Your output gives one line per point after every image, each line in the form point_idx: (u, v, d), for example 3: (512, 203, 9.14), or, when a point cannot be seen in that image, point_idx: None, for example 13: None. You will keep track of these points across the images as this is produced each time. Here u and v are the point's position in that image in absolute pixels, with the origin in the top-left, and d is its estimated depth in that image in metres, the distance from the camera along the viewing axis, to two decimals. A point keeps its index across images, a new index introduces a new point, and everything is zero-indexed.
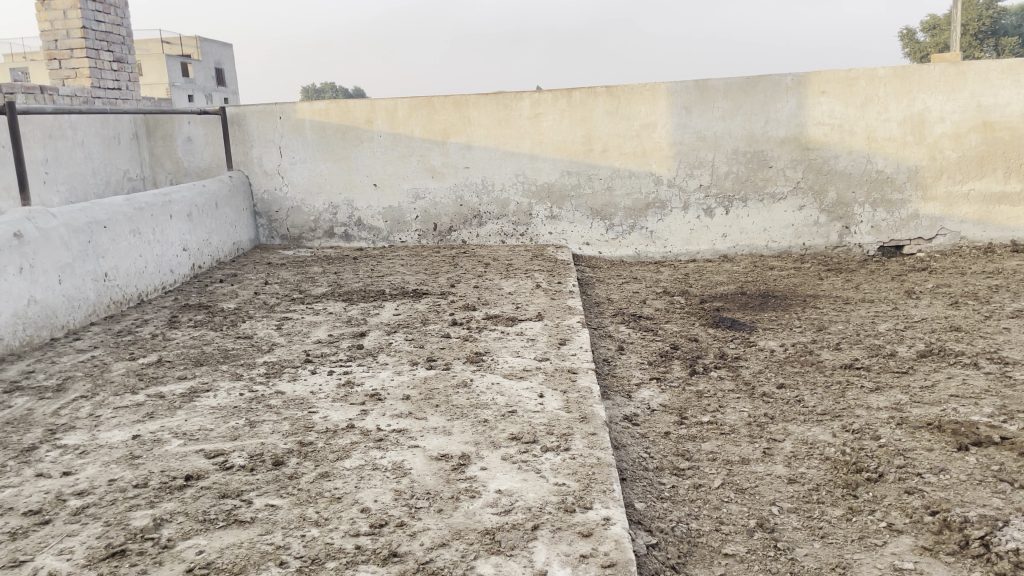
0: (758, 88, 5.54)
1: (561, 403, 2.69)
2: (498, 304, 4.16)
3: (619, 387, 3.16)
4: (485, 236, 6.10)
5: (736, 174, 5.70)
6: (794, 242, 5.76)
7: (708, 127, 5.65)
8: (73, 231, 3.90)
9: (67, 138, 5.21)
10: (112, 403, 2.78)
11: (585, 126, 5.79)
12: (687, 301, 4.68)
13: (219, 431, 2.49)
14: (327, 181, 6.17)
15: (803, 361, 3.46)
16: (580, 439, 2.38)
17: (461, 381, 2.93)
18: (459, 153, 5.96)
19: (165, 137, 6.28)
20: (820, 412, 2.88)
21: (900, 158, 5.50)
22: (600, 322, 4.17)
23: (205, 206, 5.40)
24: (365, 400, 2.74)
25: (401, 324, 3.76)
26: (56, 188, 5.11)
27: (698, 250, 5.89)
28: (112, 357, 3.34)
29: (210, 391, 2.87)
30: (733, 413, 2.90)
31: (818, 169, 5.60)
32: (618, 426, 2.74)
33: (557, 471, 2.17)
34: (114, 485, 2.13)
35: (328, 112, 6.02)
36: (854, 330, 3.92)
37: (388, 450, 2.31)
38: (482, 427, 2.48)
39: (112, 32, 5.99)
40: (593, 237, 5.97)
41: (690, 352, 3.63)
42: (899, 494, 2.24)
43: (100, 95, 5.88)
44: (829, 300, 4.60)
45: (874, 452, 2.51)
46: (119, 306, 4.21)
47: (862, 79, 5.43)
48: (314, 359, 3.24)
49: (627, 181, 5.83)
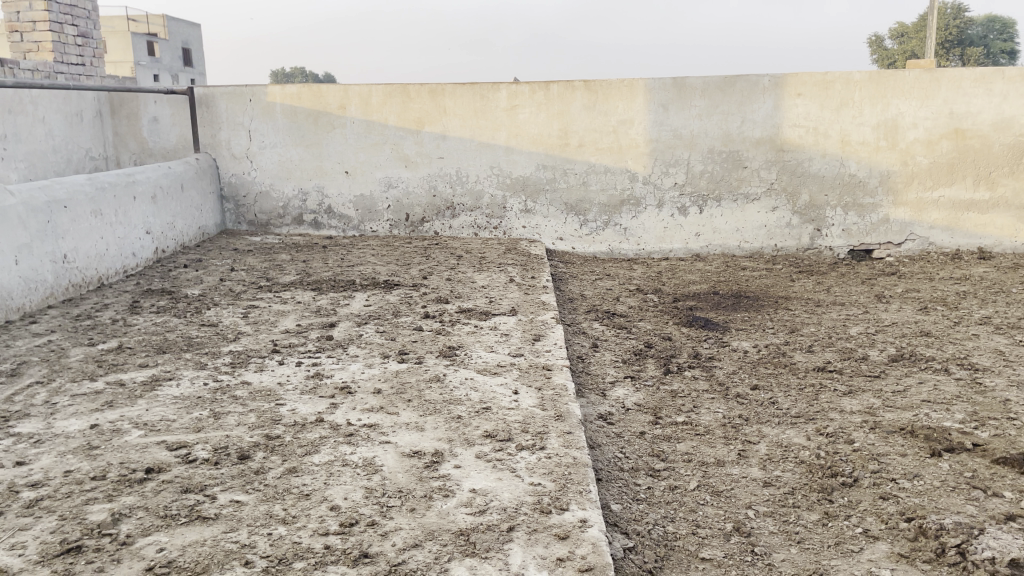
0: (735, 87, 5.54)
1: (536, 400, 2.64)
2: (471, 297, 4.10)
3: (593, 385, 3.12)
4: (458, 228, 6.03)
5: (711, 173, 5.70)
6: (766, 243, 5.78)
7: (684, 126, 5.64)
8: (32, 210, 3.75)
9: (27, 113, 5.02)
10: (69, 390, 2.67)
11: (562, 120, 5.75)
12: (659, 299, 4.66)
13: (182, 422, 2.41)
14: (297, 167, 6.05)
15: (777, 363, 3.46)
16: (555, 438, 2.34)
17: (433, 375, 2.87)
18: (434, 143, 5.87)
19: (130, 116, 6.11)
20: (794, 415, 2.87)
21: (873, 163, 5.54)
22: (573, 318, 4.13)
23: (170, 188, 5.25)
24: (335, 393, 2.66)
25: (373, 316, 3.68)
26: (15, 165, 4.93)
27: (671, 248, 5.88)
28: (70, 342, 3.21)
29: (173, 380, 2.77)
30: (708, 413, 2.87)
31: (792, 171, 5.62)
32: (593, 425, 2.70)
33: (533, 471, 2.12)
34: (70, 477, 2.04)
35: (300, 96, 5.90)
36: (826, 333, 3.93)
37: (359, 446, 2.24)
38: (455, 424, 2.42)
39: (77, 6, 5.79)
40: (566, 232, 5.93)
41: (664, 350, 3.61)
42: (873, 499, 2.23)
43: (63, 71, 5.68)
44: (801, 301, 4.62)
45: (849, 456, 2.50)
46: (79, 290, 4.07)
47: (838, 82, 5.45)
48: (282, 349, 3.15)
49: (602, 177, 5.80)
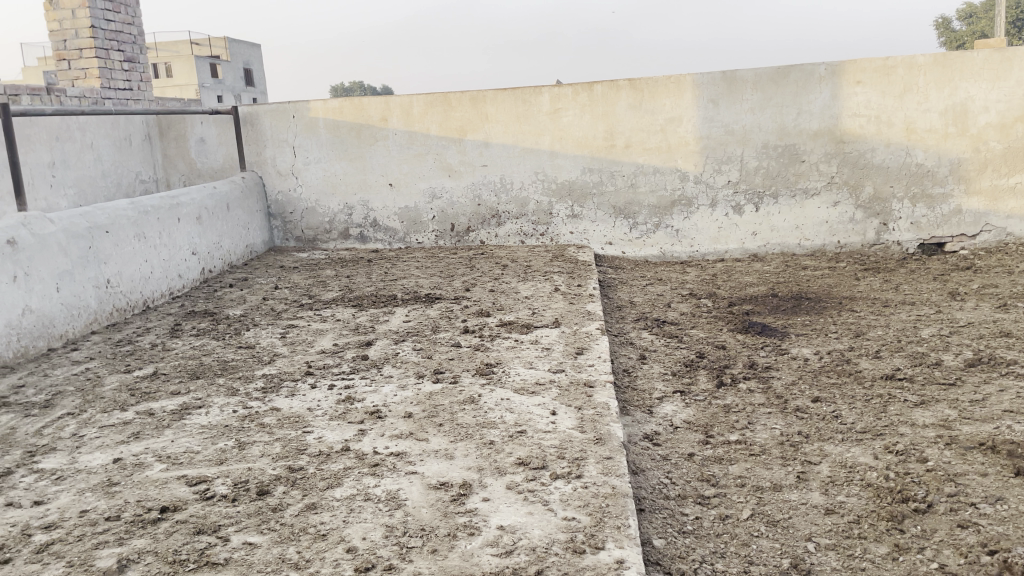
0: (789, 78, 5.28)
1: (574, 422, 2.48)
2: (513, 309, 3.96)
3: (639, 402, 2.93)
4: (504, 236, 5.90)
5: (766, 169, 5.44)
6: (828, 240, 5.48)
7: (736, 121, 5.39)
8: (73, 237, 3.75)
9: (75, 139, 5.09)
10: (98, 422, 2.62)
11: (608, 121, 5.56)
12: (714, 304, 4.43)
13: (205, 454, 2.32)
14: (342, 181, 6.01)
15: (840, 371, 3.21)
16: (594, 465, 2.17)
17: (468, 396, 2.73)
18: (477, 151, 5.76)
19: (178, 138, 6.17)
20: (860, 430, 2.63)
21: (941, 151, 5.20)
22: (621, 328, 3.95)
23: (215, 208, 5.25)
24: (364, 419, 2.55)
25: (411, 333, 3.57)
26: (64, 191, 4.99)
27: (726, 249, 5.64)
28: (107, 370, 3.18)
29: (203, 408, 2.70)
30: (764, 430, 2.66)
31: (854, 163, 5.32)
32: (638, 447, 2.52)
33: (567, 503, 1.96)
34: (85, 517, 1.96)
35: (342, 110, 5.86)
36: (895, 336, 3.65)
37: (384, 477, 2.12)
38: (487, 450, 2.27)
39: (122, 31, 5.87)
40: (616, 236, 5.74)
41: (717, 361, 3.40)
42: (951, 529, 2.00)
43: (110, 96, 5.76)
44: (867, 302, 4.33)
45: (921, 478, 2.26)
46: (123, 314, 4.07)
47: (901, 67, 5.14)
48: (316, 371, 3.06)
49: (651, 178, 5.59)
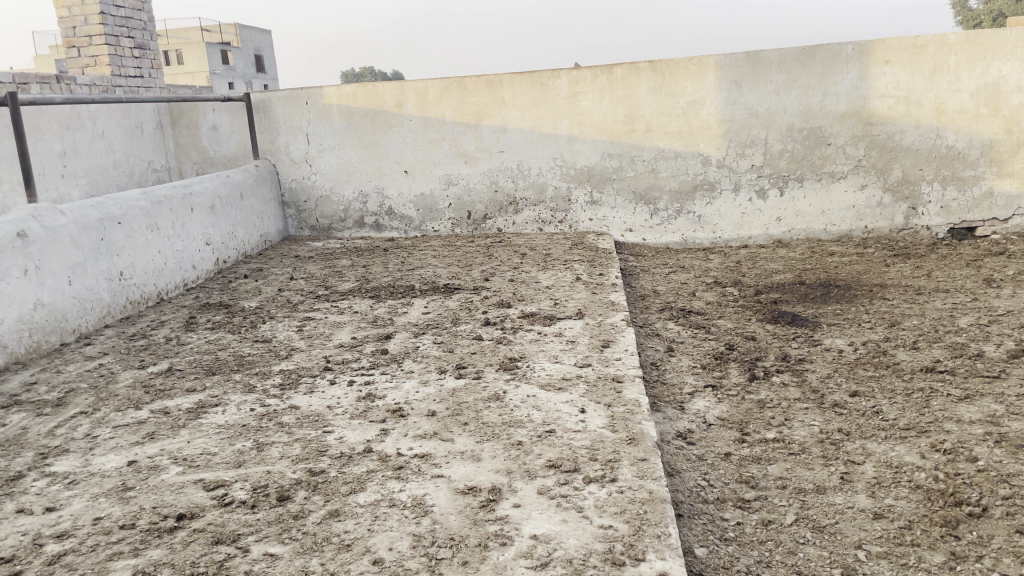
0: (816, 58, 5.12)
1: (605, 420, 2.38)
2: (535, 300, 3.85)
3: (670, 397, 2.82)
4: (522, 224, 5.79)
5: (791, 152, 5.29)
6: (855, 225, 5.33)
7: (760, 103, 5.24)
8: (84, 229, 3.67)
9: (86, 129, 5.00)
10: (112, 421, 2.53)
11: (628, 104, 5.43)
12: (740, 293, 4.31)
13: (223, 455, 2.23)
14: (356, 169, 5.91)
15: (877, 364, 3.09)
16: (628, 468, 2.07)
17: (493, 393, 2.63)
18: (494, 136, 5.64)
19: (190, 125, 6.08)
20: (903, 427, 2.51)
21: (972, 132, 5.04)
22: (646, 319, 3.83)
23: (228, 197, 5.16)
24: (386, 418, 2.45)
25: (431, 325, 3.47)
26: (75, 181, 4.91)
27: (750, 235, 5.50)
28: (120, 365, 3.10)
29: (219, 406, 2.61)
30: (802, 428, 2.55)
31: (883, 146, 5.16)
32: (672, 446, 2.41)
33: (603, 510, 1.85)
34: (99, 525, 1.88)
35: (356, 96, 5.74)
36: (931, 326, 3.52)
37: (409, 482, 2.02)
38: (515, 452, 2.17)
39: (132, 17, 5.77)
40: (636, 222, 5.62)
41: (748, 353, 3.29)
42: (1009, 535, 1.88)
43: (120, 84, 5.66)
44: (899, 290, 4.20)
45: (973, 479, 2.15)
46: (137, 307, 3.99)
47: (931, 45, 4.97)
48: (334, 367, 2.96)
49: (672, 163, 5.46)
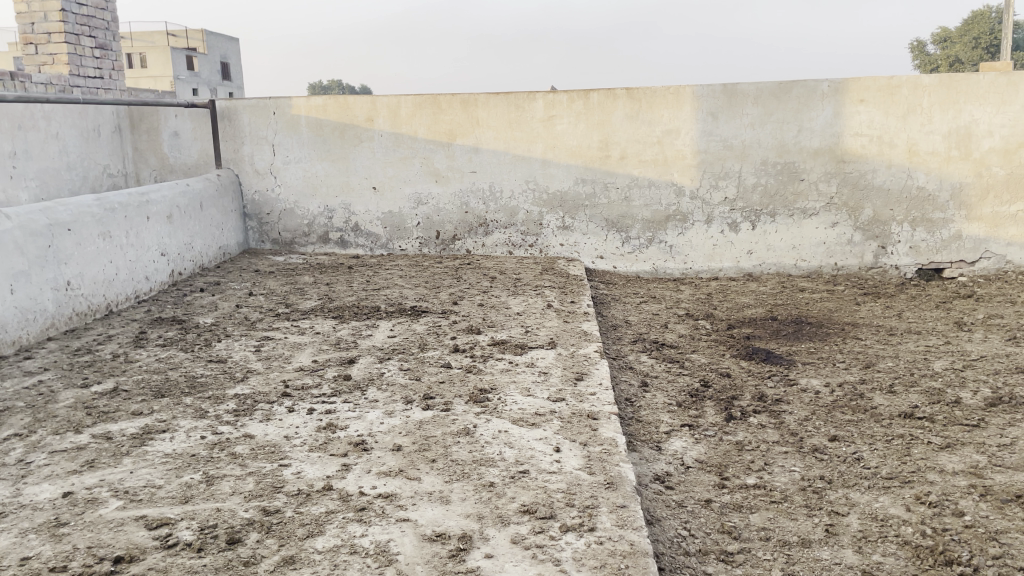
0: (792, 94, 5.12)
1: (581, 461, 2.25)
2: (505, 327, 3.72)
3: (646, 436, 2.71)
4: (492, 246, 5.67)
5: (764, 187, 5.26)
6: (825, 261, 5.32)
7: (735, 135, 5.22)
8: (30, 235, 3.45)
9: (39, 128, 4.77)
10: (48, 446, 2.34)
11: (603, 130, 5.36)
12: (713, 326, 4.23)
13: (169, 489, 2.06)
14: (323, 183, 5.74)
15: (855, 407, 3.02)
16: (607, 515, 1.94)
17: (462, 427, 2.49)
18: (466, 156, 5.53)
19: (150, 130, 5.86)
20: (885, 476, 2.43)
21: (943, 174, 5.06)
22: (619, 351, 3.73)
23: (187, 207, 4.96)
24: (348, 451, 2.30)
25: (397, 350, 3.33)
26: (24, 183, 4.67)
27: (720, 267, 5.45)
28: (62, 383, 2.89)
29: (167, 433, 2.43)
30: (783, 473, 2.45)
31: (855, 184, 5.16)
32: (650, 491, 2.30)
33: (582, 564, 1.72)
34: (26, 566, 1.69)
35: (326, 108, 5.60)
36: (906, 369, 3.47)
37: (372, 525, 1.87)
38: (487, 494, 2.04)
39: (95, 16, 5.55)
40: (607, 250, 5.53)
41: (724, 391, 3.19)
42: None
43: (79, 84, 5.44)
44: (871, 329, 4.16)
45: (961, 536, 2.07)
46: (84, 318, 3.78)
47: (905, 86, 5.00)
48: (293, 393, 2.79)
49: (646, 191, 5.40)
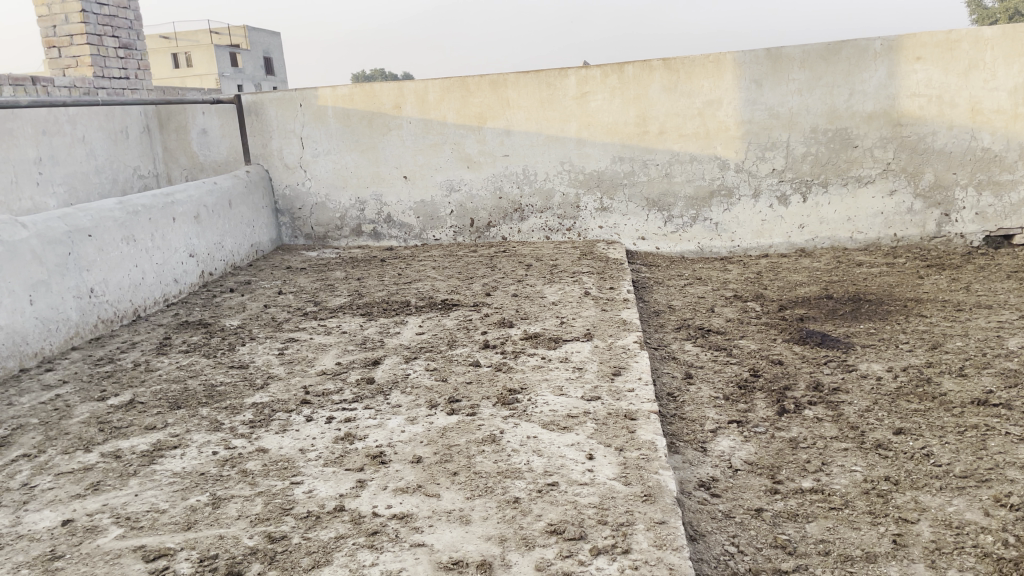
0: (841, 55, 4.78)
1: (615, 470, 2.05)
2: (539, 318, 3.53)
3: (689, 436, 2.50)
4: (528, 231, 5.47)
5: (815, 156, 4.95)
6: (884, 233, 4.99)
7: (781, 103, 4.91)
8: (49, 243, 3.37)
9: (64, 133, 4.72)
10: (55, 467, 2.23)
11: (640, 105, 5.10)
12: (763, 309, 3.97)
13: (173, 514, 1.93)
14: (353, 174, 5.61)
15: (922, 395, 2.75)
16: (643, 535, 1.74)
17: (488, 434, 2.31)
18: (498, 139, 5.33)
19: (179, 129, 5.80)
20: (959, 475, 2.18)
21: (1009, 134, 4.67)
22: (661, 340, 3.50)
23: (216, 205, 4.87)
24: (365, 466, 2.14)
25: (424, 348, 3.16)
26: (51, 189, 4.62)
27: (770, 244, 5.16)
28: (79, 397, 2.80)
29: (178, 449, 2.31)
30: (843, 475, 2.22)
31: (913, 148, 4.81)
32: (694, 501, 2.09)
33: None
34: None
35: (353, 98, 5.45)
36: (977, 348, 3.18)
37: (383, 552, 1.71)
38: (511, 512, 1.86)
39: (117, 15, 5.49)
40: (648, 230, 5.29)
41: (776, 380, 2.95)
42: None
43: (104, 85, 5.38)
44: (936, 305, 3.84)
45: None
46: (110, 325, 3.71)
47: (965, 41, 4.61)
48: (312, 400, 2.65)
49: (688, 167, 5.13)
